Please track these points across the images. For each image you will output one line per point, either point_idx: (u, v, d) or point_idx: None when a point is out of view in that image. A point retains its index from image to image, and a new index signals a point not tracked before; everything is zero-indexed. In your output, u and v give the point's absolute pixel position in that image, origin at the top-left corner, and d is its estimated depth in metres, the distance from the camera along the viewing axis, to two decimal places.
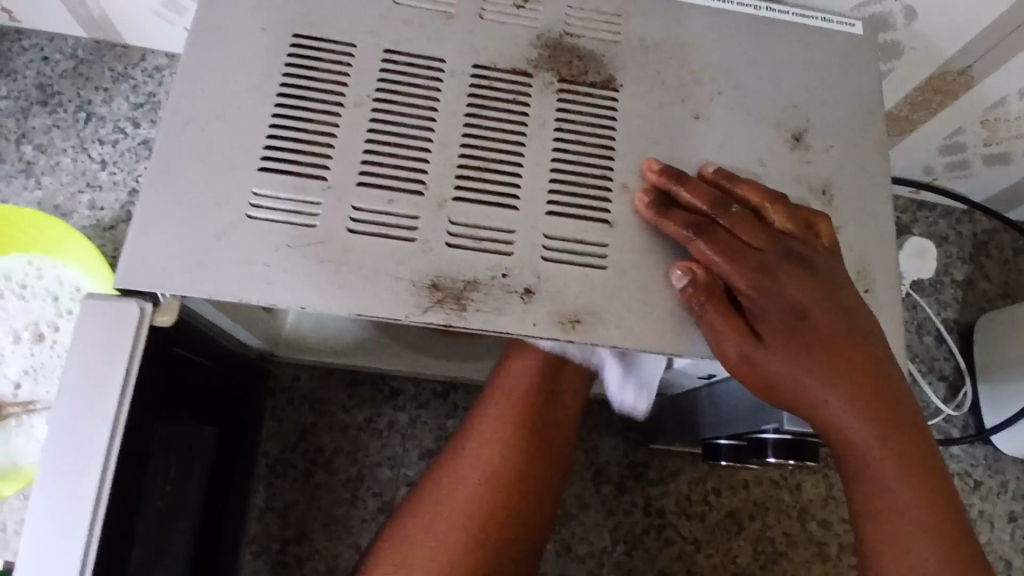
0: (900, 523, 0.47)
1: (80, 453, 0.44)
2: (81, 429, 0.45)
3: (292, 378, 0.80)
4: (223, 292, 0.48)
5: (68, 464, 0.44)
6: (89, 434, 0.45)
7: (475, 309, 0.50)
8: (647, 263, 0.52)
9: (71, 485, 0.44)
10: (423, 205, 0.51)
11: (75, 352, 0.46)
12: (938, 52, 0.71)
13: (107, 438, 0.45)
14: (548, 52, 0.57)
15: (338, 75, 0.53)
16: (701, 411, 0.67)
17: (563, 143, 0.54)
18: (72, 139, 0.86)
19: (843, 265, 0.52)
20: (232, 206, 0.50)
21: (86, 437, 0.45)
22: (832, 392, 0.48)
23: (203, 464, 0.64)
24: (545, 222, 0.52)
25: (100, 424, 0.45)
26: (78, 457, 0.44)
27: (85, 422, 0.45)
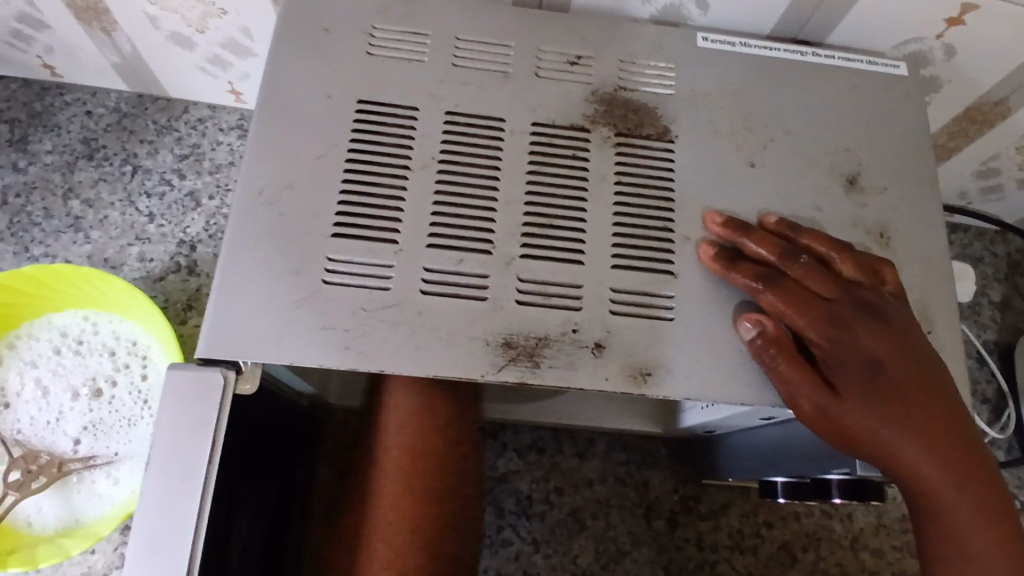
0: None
1: (171, 528, 0.45)
2: (171, 500, 0.45)
3: (344, 423, 0.80)
4: (306, 356, 0.50)
5: (161, 537, 0.45)
6: (180, 508, 0.45)
7: (548, 365, 0.51)
8: (713, 314, 0.53)
9: (163, 561, 0.44)
10: (491, 263, 0.53)
11: (162, 424, 0.47)
12: (975, 86, 0.73)
13: (197, 509, 0.45)
14: (604, 107, 0.58)
15: (403, 137, 0.55)
16: (758, 450, 0.67)
17: (624, 196, 0.56)
18: (119, 192, 0.88)
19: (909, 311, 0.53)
20: (310, 271, 0.51)
21: (177, 511, 0.45)
22: (907, 440, 0.49)
23: (271, 516, 0.64)
24: (611, 276, 0.53)
25: (190, 496, 0.45)
26: (171, 532, 0.45)
27: (174, 496, 0.45)
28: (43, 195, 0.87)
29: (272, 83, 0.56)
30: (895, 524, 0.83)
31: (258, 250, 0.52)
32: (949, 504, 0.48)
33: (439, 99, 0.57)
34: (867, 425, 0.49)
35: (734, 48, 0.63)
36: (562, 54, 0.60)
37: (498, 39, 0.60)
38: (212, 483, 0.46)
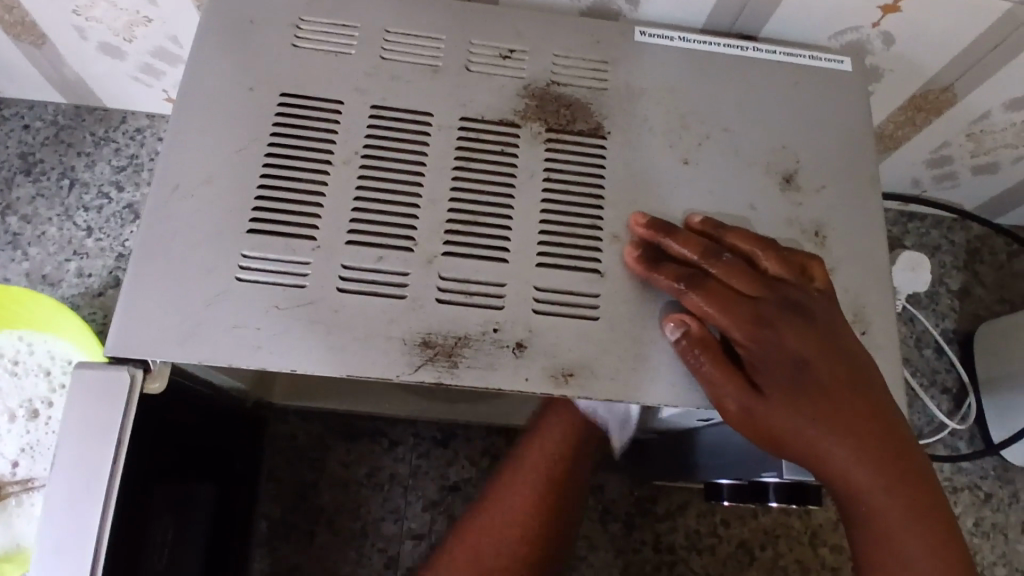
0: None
1: (72, 537, 0.44)
2: (75, 502, 0.44)
3: (290, 436, 0.79)
4: (214, 357, 0.48)
5: (63, 541, 0.44)
6: (82, 514, 0.44)
7: (467, 366, 0.49)
8: (639, 314, 0.52)
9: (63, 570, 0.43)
10: (412, 261, 0.51)
11: (66, 428, 0.45)
12: (918, 73, 0.71)
13: (100, 511, 0.44)
14: (535, 102, 0.57)
15: (325, 134, 0.54)
16: (701, 451, 0.66)
17: (552, 193, 0.54)
18: (57, 207, 0.86)
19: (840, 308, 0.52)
20: (221, 270, 0.50)
21: (79, 518, 0.44)
22: (835, 441, 0.47)
23: (204, 519, 0.64)
24: (536, 273, 0.52)
25: (93, 498, 0.44)
26: (74, 540, 0.44)
27: (77, 503, 0.44)
28: None
29: (188, 84, 0.54)
30: None
31: (170, 250, 0.50)
32: (883, 506, 0.47)
33: (358, 101, 0.55)
34: (795, 427, 0.48)
35: (672, 41, 0.61)
36: (494, 49, 0.58)
37: (423, 36, 0.58)
38: (117, 489, 0.45)
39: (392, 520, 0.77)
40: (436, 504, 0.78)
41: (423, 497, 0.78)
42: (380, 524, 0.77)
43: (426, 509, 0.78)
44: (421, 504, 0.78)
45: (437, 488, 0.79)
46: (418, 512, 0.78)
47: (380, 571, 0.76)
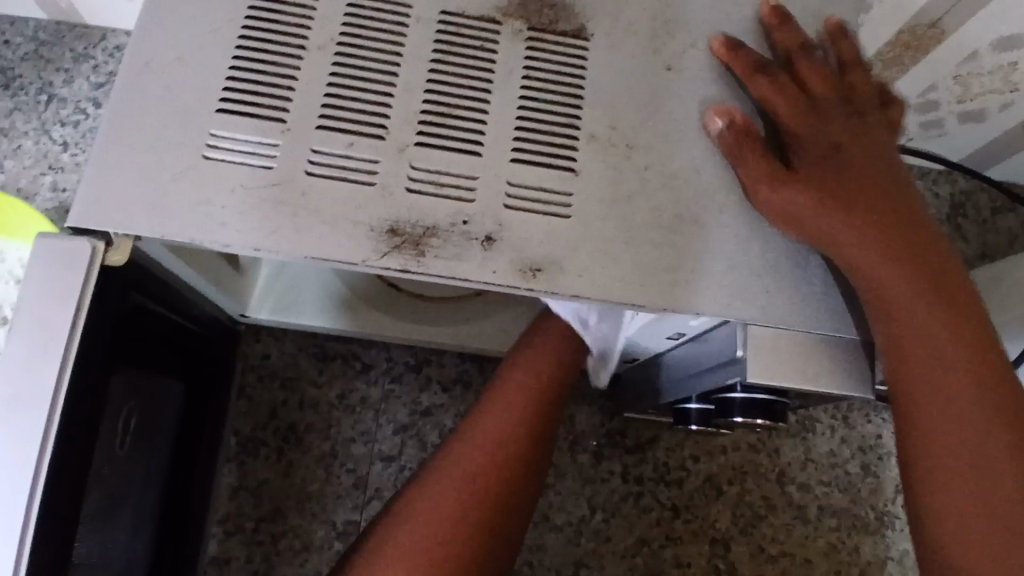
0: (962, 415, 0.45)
1: (28, 397, 0.44)
2: (32, 365, 0.45)
3: (263, 355, 0.79)
4: (179, 233, 0.47)
5: (19, 403, 0.44)
6: (39, 376, 0.44)
7: (434, 256, 0.48)
8: (613, 216, 0.50)
9: (15, 428, 0.44)
10: (383, 149, 0.50)
11: (25, 292, 0.45)
12: (908, 3, 0.70)
13: (57, 375, 0.45)
14: (517, 0, 0.55)
15: (303, 20, 0.52)
16: (666, 375, 0.65)
17: (531, 91, 0.53)
18: (34, 121, 0.85)
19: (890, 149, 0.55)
20: (189, 146, 0.49)
21: (35, 381, 0.44)
22: (860, 234, 0.49)
23: (169, 419, 0.64)
24: (509, 168, 0.51)
25: (51, 362, 0.45)
26: (30, 401, 0.44)
27: (33, 365, 0.45)
28: None
29: None
30: (823, 460, 0.83)
31: (136, 126, 0.49)
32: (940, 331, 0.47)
33: None
34: (853, 239, 0.48)
35: None
36: None
37: None
38: (73, 356, 0.45)
39: (362, 441, 0.77)
40: (406, 429, 0.78)
41: (394, 421, 0.78)
42: (350, 445, 0.77)
43: (396, 433, 0.78)
44: (392, 427, 0.78)
45: (408, 412, 0.79)
46: (388, 435, 0.78)
47: (348, 490, 0.76)
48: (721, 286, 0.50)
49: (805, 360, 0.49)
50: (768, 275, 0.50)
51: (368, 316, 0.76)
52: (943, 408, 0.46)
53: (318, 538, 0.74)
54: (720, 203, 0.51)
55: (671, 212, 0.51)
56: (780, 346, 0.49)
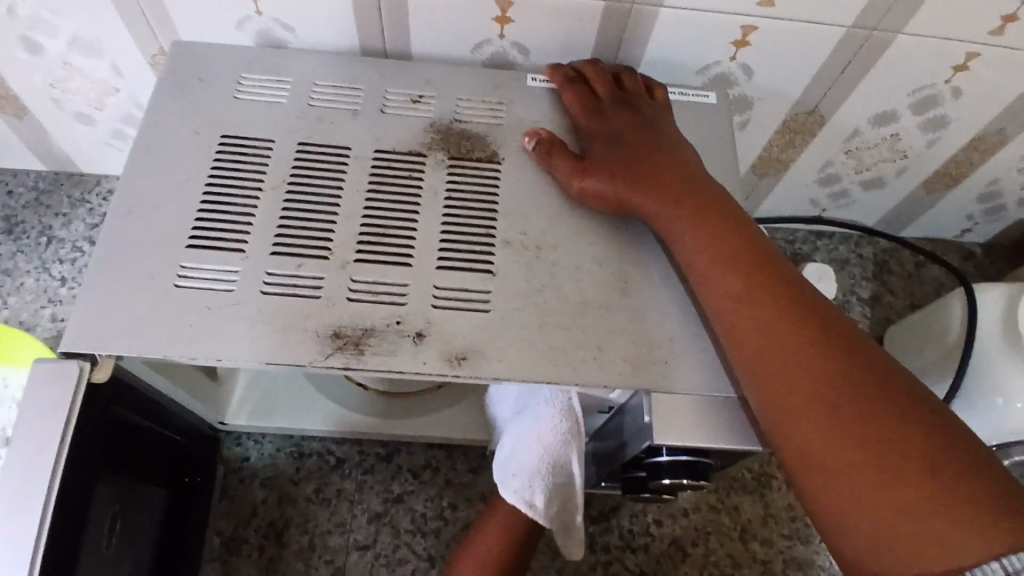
0: (839, 456, 0.48)
1: (21, 502, 0.50)
2: (27, 472, 0.51)
3: (242, 460, 0.84)
4: (155, 349, 0.55)
5: (14, 508, 0.50)
6: (32, 481, 0.51)
7: (373, 352, 0.56)
8: (525, 308, 0.59)
9: (11, 526, 0.50)
10: (327, 266, 0.59)
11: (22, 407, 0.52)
12: (786, 97, 0.82)
13: (48, 480, 0.51)
14: (439, 136, 0.66)
15: (259, 165, 0.63)
16: (606, 453, 0.69)
17: (452, 209, 0.62)
18: (34, 260, 0.95)
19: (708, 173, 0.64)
20: (164, 277, 0.58)
21: (28, 484, 0.51)
22: (697, 260, 0.58)
23: (153, 521, 0.69)
24: (435, 274, 0.59)
25: (43, 469, 0.51)
26: (24, 505, 0.50)
27: (28, 469, 0.51)
28: None
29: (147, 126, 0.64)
30: (782, 514, 0.86)
31: (118, 262, 0.58)
32: (777, 341, 0.53)
33: (287, 136, 0.64)
34: (707, 280, 0.57)
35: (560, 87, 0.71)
36: (405, 96, 0.68)
37: (350, 93, 0.67)
38: (64, 459, 0.52)
39: (338, 532, 0.81)
40: (380, 517, 0.82)
41: (367, 510, 0.82)
42: (327, 537, 0.81)
43: (371, 521, 0.82)
44: (366, 516, 0.82)
45: (381, 501, 0.83)
46: (362, 524, 0.82)
47: None
48: (625, 359, 0.58)
49: (702, 420, 0.56)
50: (668, 348, 0.59)
51: (338, 415, 0.82)
52: (808, 414, 0.50)
53: None
54: (619, 288, 0.61)
55: (577, 297, 0.60)
56: (677, 410, 0.56)
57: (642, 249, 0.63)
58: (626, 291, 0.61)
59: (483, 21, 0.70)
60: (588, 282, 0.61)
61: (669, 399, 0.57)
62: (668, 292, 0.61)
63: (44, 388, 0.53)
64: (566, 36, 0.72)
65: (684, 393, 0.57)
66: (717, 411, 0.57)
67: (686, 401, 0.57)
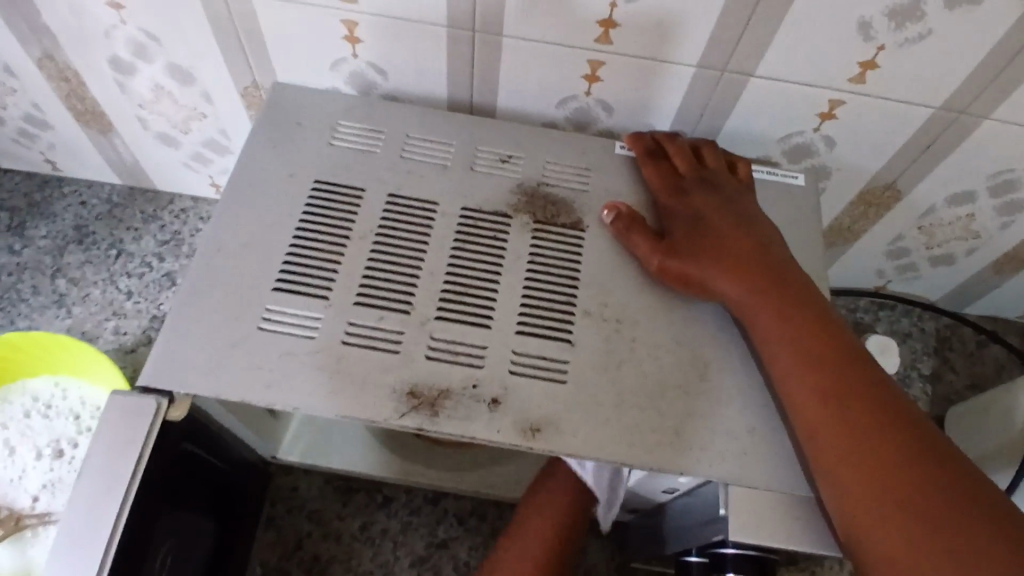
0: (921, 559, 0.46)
1: (85, 537, 0.50)
2: (95, 507, 0.51)
3: (291, 489, 0.83)
4: (231, 390, 0.54)
5: (79, 542, 0.50)
6: (98, 517, 0.51)
7: (447, 415, 0.54)
8: (604, 382, 0.57)
9: (75, 564, 0.49)
10: (408, 322, 0.58)
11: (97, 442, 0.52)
12: (865, 171, 0.81)
13: (114, 517, 0.51)
14: (526, 198, 0.65)
15: (348, 213, 0.62)
16: (668, 527, 0.68)
17: (535, 274, 0.61)
18: (103, 272, 0.97)
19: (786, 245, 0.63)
20: (247, 318, 0.57)
21: (95, 522, 0.50)
22: (772, 338, 0.56)
23: (199, 558, 0.68)
24: (515, 339, 0.58)
25: (110, 505, 0.51)
26: (88, 540, 0.50)
27: (97, 506, 0.51)
28: (34, 274, 0.97)
29: (243, 161, 0.64)
30: None
31: (205, 298, 0.58)
32: (855, 431, 0.51)
33: (377, 181, 0.64)
34: (782, 357, 0.55)
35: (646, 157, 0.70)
36: (495, 154, 0.68)
37: (440, 138, 0.68)
38: (132, 498, 0.52)
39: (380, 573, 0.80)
40: (423, 561, 0.81)
41: (411, 553, 0.81)
42: None
43: (413, 565, 0.81)
44: (409, 559, 0.81)
45: (425, 545, 0.82)
46: (406, 567, 0.80)
47: None
48: (702, 447, 0.55)
49: (780, 517, 0.54)
50: (746, 440, 0.56)
51: (389, 463, 0.81)
52: (884, 511, 0.48)
53: None
54: (699, 372, 0.58)
55: (657, 377, 0.58)
56: (754, 505, 0.54)
57: (721, 334, 0.60)
58: (706, 377, 0.58)
59: (575, 78, 0.71)
60: (668, 360, 0.59)
61: (746, 492, 0.55)
62: (753, 383, 0.58)
63: (118, 422, 0.52)
64: (653, 99, 0.73)
65: (766, 489, 0.54)
66: (796, 510, 0.54)
67: (765, 496, 0.54)
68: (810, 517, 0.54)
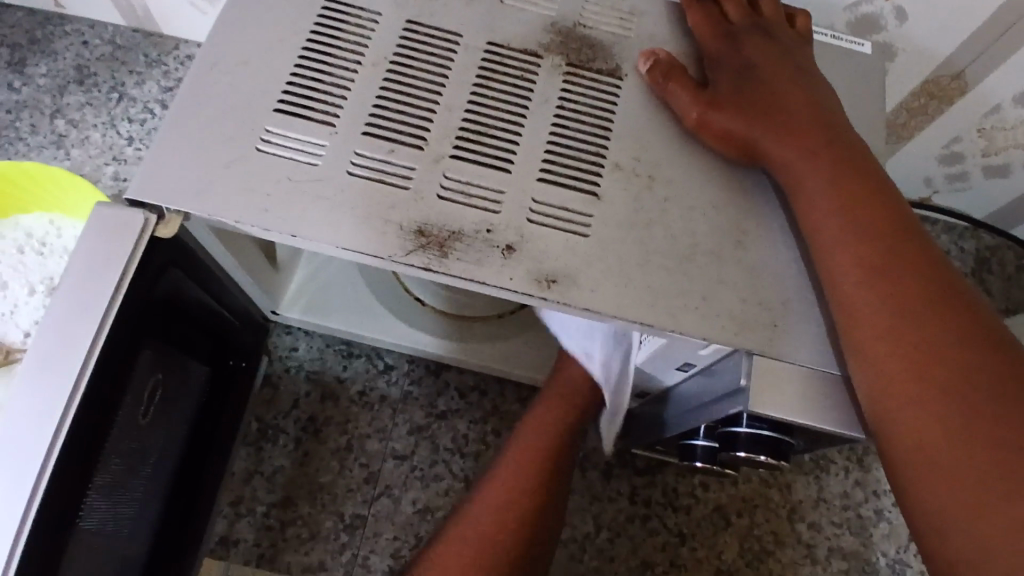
0: (950, 429, 0.43)
1: (63, 348, 0.47)
2: (74, 319, 0.48)
3: (290, 349, 0.81)
4: (226, 212, 0.50)
5: (57, 352, 0.47)
6: (77, 329, 0.48)
7: (456, 258, 0.50)
8: (629, 239, 0.52)
9: (49, 373, 0.47)
10: (420, 158, 0.53)
11: (79, 255, 0.49)
12: (932, 55, 0.73)
13: (94, 331, 0.48)
14: (560, 38, 0.59)
15: (361, 39, 0.57)
16: (674, 409, 0.65)
17: (563, 120, 0.56)
18: (103, 116, 0.92)
19: (837, 103, 0.57)
20: (246, 138, 0.52)
21: (73, 334, 0.48)
22: (814, 199, 0.52)
23: (190, 400, 0.66)
24: (535, 187, 0.53)
25: (90, 319, 0.48)
26: (66, 351, 0.47)
27: (77, 318, 0.48)
28: (31, 113, 0.92)
29: None
30: (835, 500, 0.82)
31: (201, 114, 0.53)
32: (892, 297, 0.47)
33: (396, 7, 0.58)
34: (822, 219, 0.51)
35: None
36: None
37: None
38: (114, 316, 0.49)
39: (378, 438, 0.78)
40: (421, 431, 0.79)
41: (409, 421, 0.79)
42: (365, 441, 0.78)
43: (411, 433, 0.79)
44: (407, 427, 0.79)
45: (424, 415, 0.80)
46: (403, 434, 0.78)
47: (359, 485, 0.76)
48: (730, 314, 0.51)
49: (807, 395, 0.50)
50: (778, 312, 0.52)
51: (391, 324, 0.78)
52: (916, 379, 0.45)
53: (325, 528, 0.74)
54: (736, 239, 0.53)
55: (688, 240, 0.53)
56: (781, 378, 0.50)
57: (761, 200, 0.55)
58: (744, 243, 0.53)
59: None
60: (702, 223, 0.53)
61: (775, 365, 0.50)
62: (791, 254, 0.53)
63: (102, 233, 0.49)
64: None
65: (795, 365, 0.50)
66: (824, 388, 0.50)
67: (794, 371, 0.50)
68: (838, 396, 0.50)
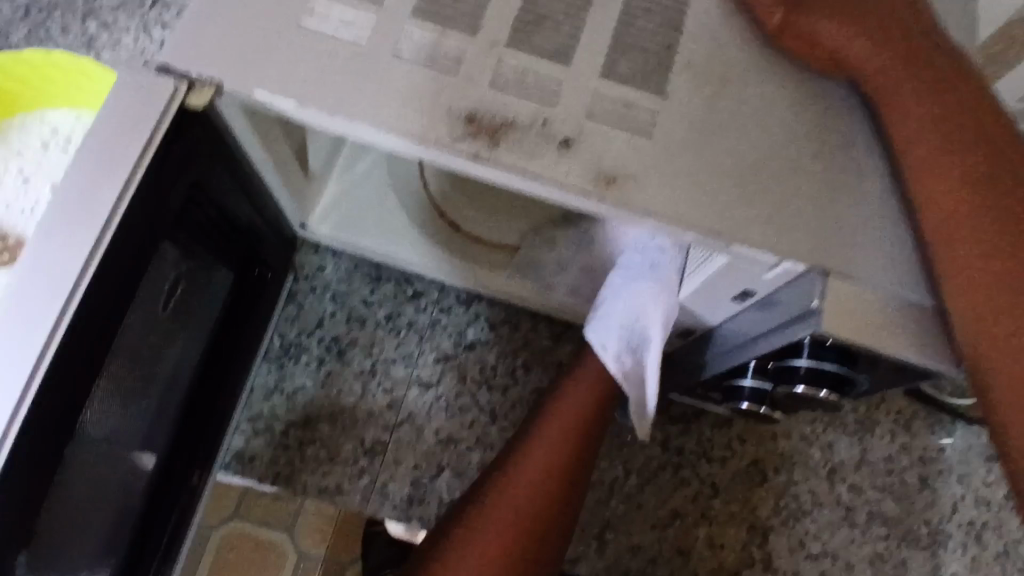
0: None
1: (83, 212, 0.44)
2: (97, 183, 0.45)
3: (317, 268, 0.78)
4: (263, 85, 0.47)
5: (76, 216, 0.44)
6: (98, 193, 0.45)
7: (507, 149, 0.46)
8: (697, 142, 0.48)
9: (65, 237, 0.44)
10: (474, 41, 0.48)
11: (104, 119, 0.46)
12: None
13: (116, 197, 0.45)
14: None
15: None
16: (723, 347, 0.61)
17: (631, 13, 0.51)
18: (136, 19, 0.89)
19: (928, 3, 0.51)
20: (287, 7, 0.48)
21: (94, 198, 0.45)
22: (906, 114, 0.47)
23: (211, 302, 0.64)
24: (597, 79, 0.49)
25: (112, 183, 0.45)
26: (85, 215, 0.44)
27: (99, 181, 0.45)
28: (63, 12, 0.88)
29: None
30: (878, 464, 0.77)
31: None
32: (987, 224, 0.44)
33: None
34: (915, 138, 0.47)
35: None
36: None
37: None
38: (137, 184, 0.45)
39: (404, 365, 0.75)
40: (448, 360, 0.76)
41: (437, 350, 0.76)
42: (390, 367, 0.75)
43: (438, 362, 0.76)
44: (434, 356, 0.76)
45: (452, 345, 0.77)
46: (430, 363, 0.75)
47: (382, 411, 0.73)
48: (803, 230, 0.47)
49: (879, 323, 0.46)
50: (855, 231, 0.47)
51: (423, 245, 0.74)
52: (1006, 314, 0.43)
53: (344, 452, 0.72)
54: (815, 151, 0.49)
55: (762, 149, 0.48)
56: (853, 303, 0.46)
57: (844, 112, 0.50)
58: (823, 157, 0.48)
59: None
60: (778, 132, 0.49)
61: (848, 288, 0.46)
62: (874, 172, 0.48)
63: (129, 97, 0.46)
64: None
65: (870, 289, 0.46)
66: (899, 318, 0.46)
67: (868, 296, 0.46)
68: (912, 327, 0.46)
